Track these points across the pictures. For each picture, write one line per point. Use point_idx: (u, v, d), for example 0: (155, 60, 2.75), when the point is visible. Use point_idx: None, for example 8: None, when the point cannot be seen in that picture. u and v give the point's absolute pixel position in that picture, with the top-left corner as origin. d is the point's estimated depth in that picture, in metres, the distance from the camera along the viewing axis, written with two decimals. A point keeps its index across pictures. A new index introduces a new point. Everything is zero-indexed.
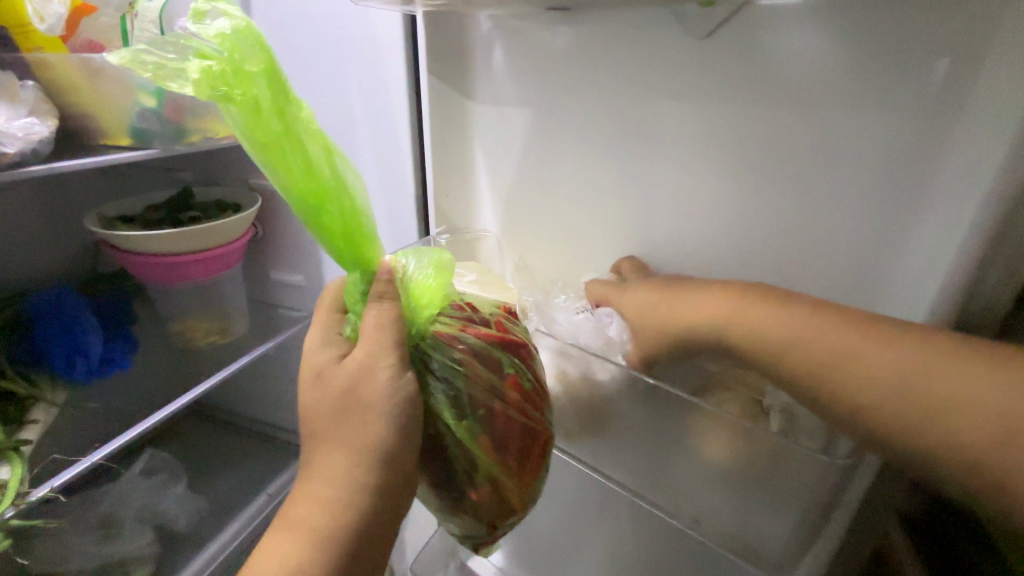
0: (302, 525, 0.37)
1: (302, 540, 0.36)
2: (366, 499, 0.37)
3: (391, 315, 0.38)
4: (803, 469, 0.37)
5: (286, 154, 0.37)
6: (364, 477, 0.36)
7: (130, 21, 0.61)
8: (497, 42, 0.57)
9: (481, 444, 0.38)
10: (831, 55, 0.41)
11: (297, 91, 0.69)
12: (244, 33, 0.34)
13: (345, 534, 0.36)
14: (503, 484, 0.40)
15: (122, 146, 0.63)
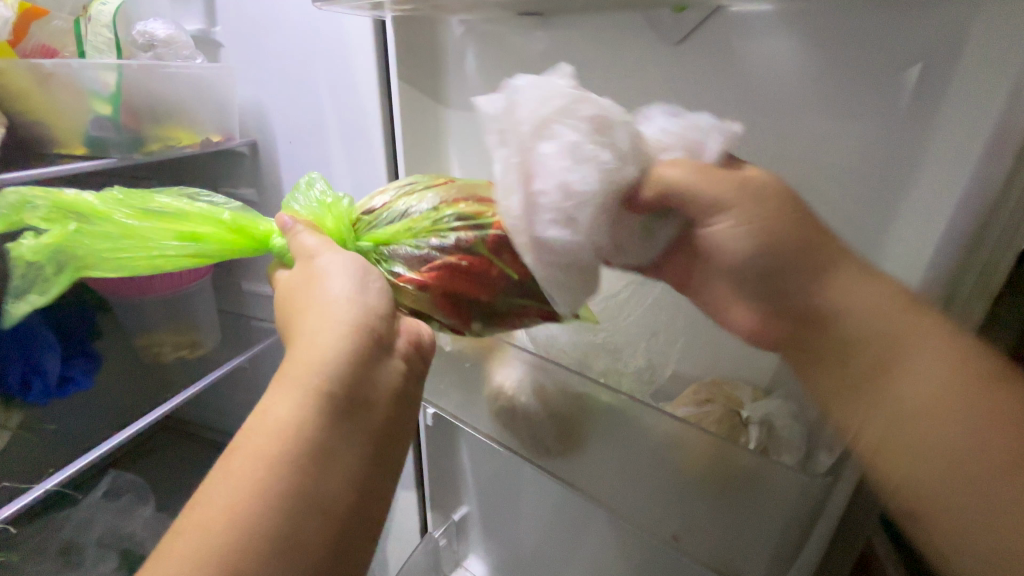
0: (288, 383, 0.33)
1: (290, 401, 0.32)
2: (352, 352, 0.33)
3: (309, 235, 0.39)
4: (784, 484, 0.37)
5: (127, 231, 0.39)
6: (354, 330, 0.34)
7: (83, 25, 0.58)
8: (470, 47, 0.55)
9: (468, 232, 0.40)
10: (804, 62, 0.40)
11: (265, 96, 0.66)
12: (20, 200, 0.38)
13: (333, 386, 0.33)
14: (503, 287, 0.41)
15: (76, 154, 0.61)
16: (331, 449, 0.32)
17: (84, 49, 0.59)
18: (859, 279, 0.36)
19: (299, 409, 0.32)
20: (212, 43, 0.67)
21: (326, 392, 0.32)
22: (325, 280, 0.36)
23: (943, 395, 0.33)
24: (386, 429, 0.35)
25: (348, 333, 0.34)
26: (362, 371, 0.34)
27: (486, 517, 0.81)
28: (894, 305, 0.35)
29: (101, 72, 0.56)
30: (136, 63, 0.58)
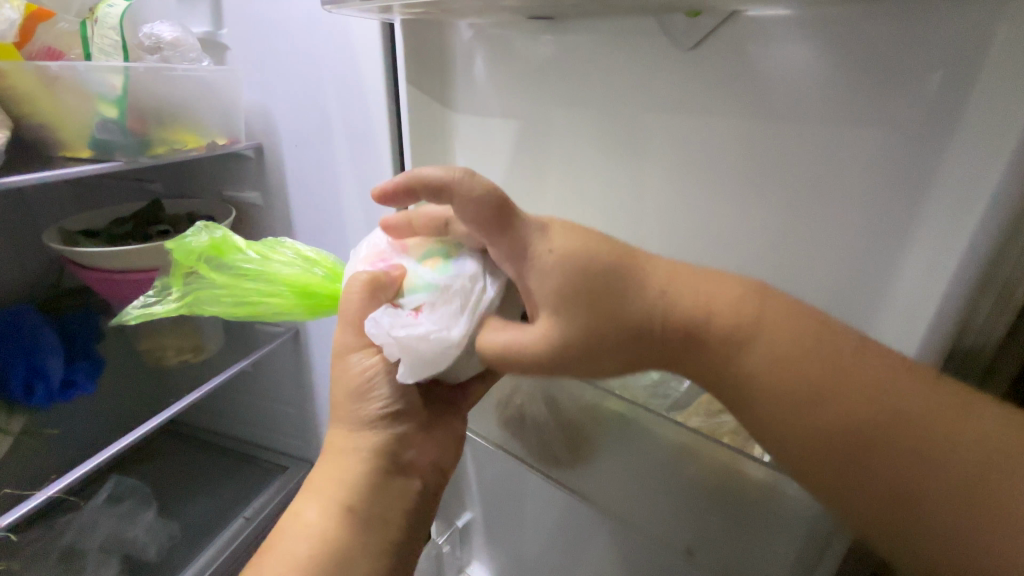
0: (318, 489, 0.42)
1: (321, 506, 0.41)
2: (367, 466, 0.42)
3: (356, 305, 0.41)
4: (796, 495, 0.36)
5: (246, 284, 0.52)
6: (370, 447, 0.42)
7: (90, 28, 0.58)
8: (478, 51, 0.55)
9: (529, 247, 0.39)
10: (822, 69, 0.39)
11: (270, 99, 0.66)
12: (188, 253, 0.53)
13: (352, 495, 0.41)
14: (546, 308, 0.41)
15: (83, 157, 0.60)
16: (360, 550, 0.40)
17: (90, 51, 0.58)
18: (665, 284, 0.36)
19: (330, 521, 0.40)
20: (217, 45, 0.66)
21: (347, 506, 0.41)
22: (358, 399, 0.42)
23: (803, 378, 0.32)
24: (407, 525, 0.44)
25: (369, 457, 0.42)
26: (378, 485, 0.42)
27: (490, 523, 0.80)
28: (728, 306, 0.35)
29: (107, 74, 0.55)
30: (144, 66, 0.56)
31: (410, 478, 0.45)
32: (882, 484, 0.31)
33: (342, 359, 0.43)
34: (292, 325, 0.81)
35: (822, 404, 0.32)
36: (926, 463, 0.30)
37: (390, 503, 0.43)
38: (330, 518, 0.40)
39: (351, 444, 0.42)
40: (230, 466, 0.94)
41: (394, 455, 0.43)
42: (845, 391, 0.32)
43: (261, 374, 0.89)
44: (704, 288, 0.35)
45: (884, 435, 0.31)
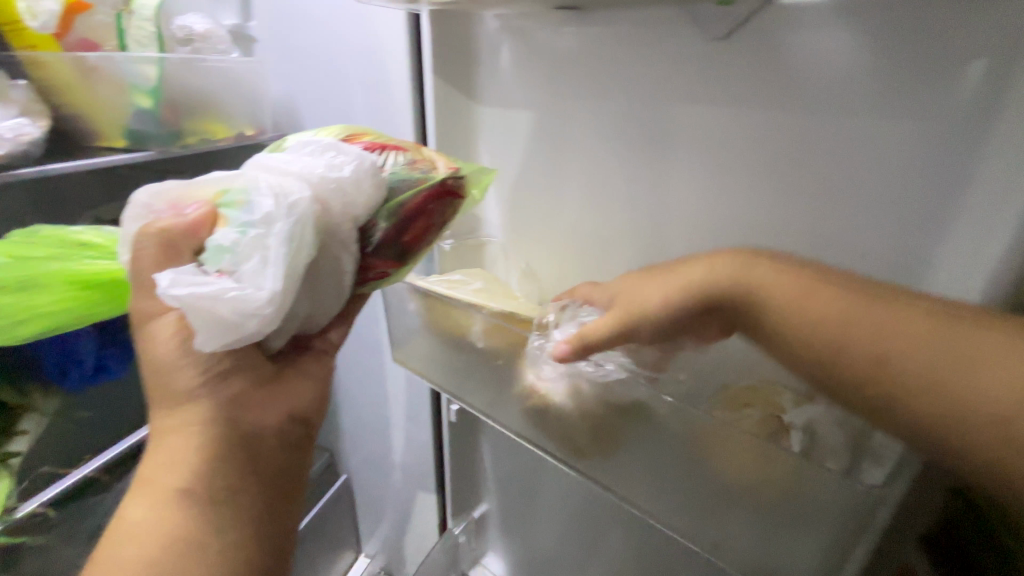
0: (155, 483, 0.38)
1: (177, 503, 0.38)
2: (190, 451, 0.39)
3: (144, 262, 0.37)
4: (831, 493, 0.34)
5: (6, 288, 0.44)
6: (200, 425, 0.40)
7: (126, 19, 0.59)
8: (504, 42, 0.55)
9: (421, 197, 0.42)
10: (857, 59, 0.38)
11: (297, 91, 0.67)
12: None
13: (190, 480, 0.38)
14: (386, 255, 0.43)
15: (116, 146, 0.61)
16: (207, 516, 0.38)
17: (125, 42, 0.59)
18: (703, 264, 0.43)
19: (169, 514, 0.38)
20: (246, 38, 0.67)
21: (183, 490, 0.38)
22: (173, 373, 0.40)
23: (824, 316, 0.36)
24: (245, 486, 0.41)
25: (201, 428, 0.40)
26: (186, 463, 0.39)
27: (506, 514, 0.81)
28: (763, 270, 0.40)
29: (142, 64, 0.57)
30: (177, 57, 0.58)
31: (262, 439, 0.43)
32: (924, 395, 0.32)
33: (144, 332, 0.40)
34: None
35: (846, 338, 0.36)
36: (922, 360, 0.33)
37: (221, 468, 0.40)
38: (173, 497, 0.38)
39: (174, 422, 0.40)
40: None
41: (237, 421, 0.41)
42: (869, 321, 0.35)
43: None
44: (735, 265, 0.41)
45: (912, 344, 0.33)
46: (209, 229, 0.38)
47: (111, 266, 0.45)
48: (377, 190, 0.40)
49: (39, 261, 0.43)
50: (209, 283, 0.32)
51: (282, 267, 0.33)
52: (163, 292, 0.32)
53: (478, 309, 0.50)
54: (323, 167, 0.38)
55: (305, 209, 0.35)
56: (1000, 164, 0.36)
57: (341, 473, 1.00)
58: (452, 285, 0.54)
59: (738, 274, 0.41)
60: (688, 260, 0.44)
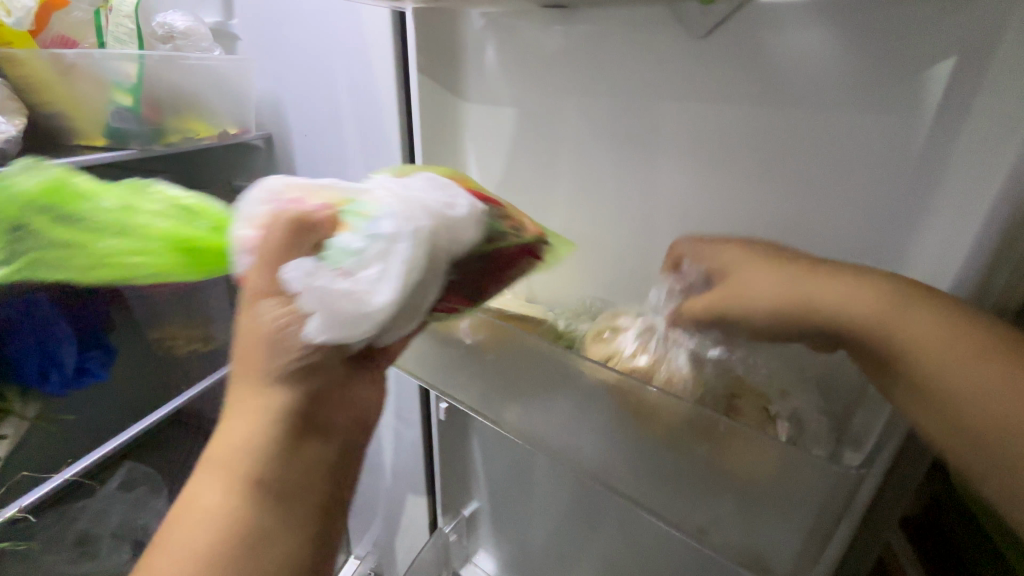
0: (225, 462, 0.36)
1: (245, 493, 0.35)
2: (266, 441, 0.36)
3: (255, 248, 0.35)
4: (813, 479, 0.36)
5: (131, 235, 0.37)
6: (277, 419, 0.37)
7: (104, 16, 0.58)
8: (490, 40, 0.56)
9: (517, 245, 0.44)
10: (832, 57, 0.40)
11: (282, 90, 0.67)
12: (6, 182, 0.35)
13: (263, 472, 0.36)
14: (460, 293, 0.43)
15: (97, 145, 0.60)
16: (240, 555, 0.34)
17: (105, 40, 0.58)
18: (817, 274, 0.37)
19: (239, 501, 0.35)
20: (229, 36, 0.67)
21: (258, 482, 0.36)
22: (268, 354, 0.36)
23: (955, 355, 0.31)
24: (287, 528, 0.37)
25: (279, 420, 0.36)
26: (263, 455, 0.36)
27: (496, 511, 0.81)
28: (891, 303, 0.34)
29: (123, 62, 0.56)
30: (158, 53, 0.57)
31: (327, 439, 0.41)
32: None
33: (243, 301, 0.36)
34: None
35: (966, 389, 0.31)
36: None
37: (264, 499, 0.36)
38: (210, 522, 0.35)
39: (253, 403, 0.37)
40: None
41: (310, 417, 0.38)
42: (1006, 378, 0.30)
43: None
44: (843, 278, 0.36)
45: None
46: (332, 231, 0.35)
47: (209, 234, 0.38)
48: (477, 231, 0.37)
49: (112, 217, 0.36)
50: (327, 283, 0.32)
51: (402, 282, 0.32)
52: (292, 279, 0.32)
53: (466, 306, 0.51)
54: (440, 204, 0.36)
55: (427, 231, 0.33)
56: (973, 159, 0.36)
57: None
58: None
59: (854, 289, 0.35)
60: (802, 266, 0.38)
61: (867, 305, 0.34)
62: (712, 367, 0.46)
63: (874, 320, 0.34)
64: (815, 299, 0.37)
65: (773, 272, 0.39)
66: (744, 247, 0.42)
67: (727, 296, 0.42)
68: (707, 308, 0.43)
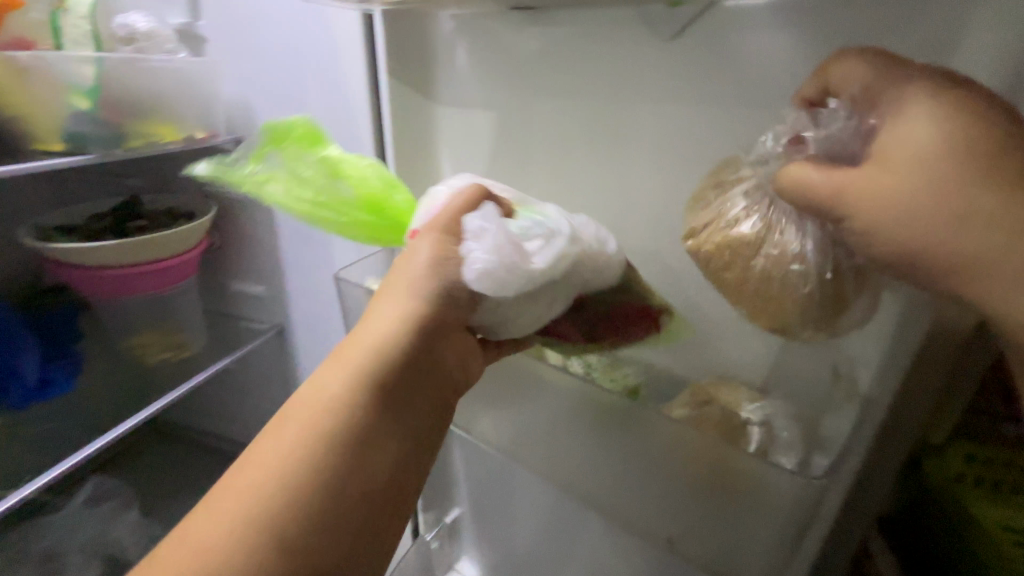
0: (326, 390, 0.33)
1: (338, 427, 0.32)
2: (378, 369, 0.33)
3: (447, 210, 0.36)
4: (780, 490, 0.35)
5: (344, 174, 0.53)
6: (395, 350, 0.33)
7: (62, 17, 0.56)
8: (461, 42, 0.55)
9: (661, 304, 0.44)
10: (799, 58, 0.39)
11: (251, 92, 0.65)
12: (278, 128, 0.54)
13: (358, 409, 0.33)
14: (574, 326, 0.42)
15: (55, 150, 0.59)
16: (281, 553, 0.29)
17: (62, 41, 0.57)
18: (946, 195, 0.27)
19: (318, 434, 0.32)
20: (196, 37, 0.65)
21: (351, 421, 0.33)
22: (413, 271, 0.34)
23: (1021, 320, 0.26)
24: (341, 530, 0.31)
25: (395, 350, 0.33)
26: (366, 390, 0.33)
27: (479, 519, 0.80)
28: (1000, 253, 0.26)
29: (78, 64, 0.55)
30: (117, 56, 0.56)
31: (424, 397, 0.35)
32: None
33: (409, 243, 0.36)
34: (276, 322, 0.82)
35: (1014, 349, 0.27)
36: None
37: (327, 491, 0.31)
38: (270, 495, 0.30)
39: (381, 317, 0.34)
40: (212, 466, 0.93)
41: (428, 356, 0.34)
42: None
43: (246, 372, 0.89)
44: (970, 211, 0.26)
45: None
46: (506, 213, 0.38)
47: (407, 204, 0.53)
48: (615, 267, 0.40)
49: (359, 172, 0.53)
50: (498, 234, 0.34)
51: (555, 262, 0.35)
52: (472, 220, 0.35)
53: None
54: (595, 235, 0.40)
55: (580, 242, 0.37)
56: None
57: None
58: None
59: (956, 229, 0.27)
60: (952, 179, 0.27)
61: (965, 246, 0.27)
62: (817, 256, 0.35)
63: (967, 263, 0.27)
64: (926, 224, 0.28)
65: (914, 175, 0.28)
66: (932, 115, 0.28)
67: (849, 183, 0.30)
68: (823, 180, 0.31)
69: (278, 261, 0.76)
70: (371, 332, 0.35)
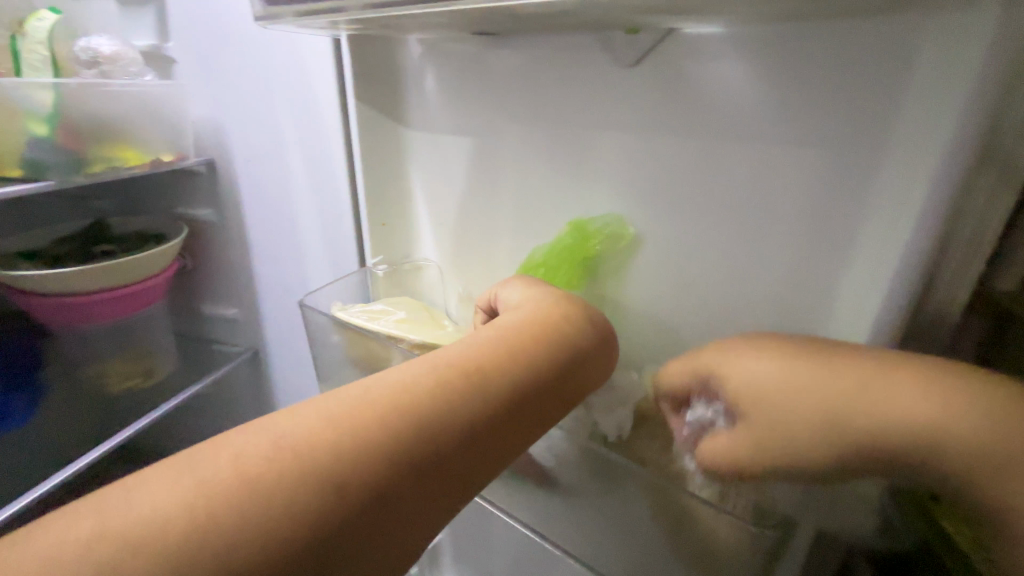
0: (450, 367, 0.32)
1: (423, 419, 0.29)
2: (498, 374, 0.33)
3: None
4: (736, 537, 0.34)
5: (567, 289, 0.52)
6: (521, 365, 0.34)
7: (20, 43, 0.56)
8: (428, 66, 0.55)
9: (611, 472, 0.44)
10: (756, 86, 0.39)
11: (219, 114, 0.64)
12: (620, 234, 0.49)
13: (457, 407, 0.30)
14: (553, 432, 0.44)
15: (12, 177, 0.57)
16: (375, 462, 0.27)
17: (21, 67, 0.56)
18: (790, 409, 0.31)
19: (408, 409, 0.29)
20: (163, 59, 0.64)
21: (438, 426, 0.29)
22: (547, 296, 0.41)
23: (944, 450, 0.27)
24: (424, 481, 0.28)
25: (511, 365, 0.34)
26: (472, 397, 0.31)
27: (460, 543, 0.78)
28: (872, 429, 0.29)
29: (36, 91, 0.54)
30: (76, 81, 0.55)
31: (493, 445, 0.31)
32: None
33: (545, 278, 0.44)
34: (251, 344, 0.81)
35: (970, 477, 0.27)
36: None
37: (434, 447, 0.29)
38: (386, 397, 0.30)
39: (517, 326, 0.36)
40: None
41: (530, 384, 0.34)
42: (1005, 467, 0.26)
43: (221, 395, 0.87)
44: (814, 398, 0.30)
45: None
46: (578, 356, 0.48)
47: None
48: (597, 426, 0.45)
49: None
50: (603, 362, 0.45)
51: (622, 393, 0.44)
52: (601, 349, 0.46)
53: (397, 342, 0.48)
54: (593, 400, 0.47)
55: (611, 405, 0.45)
56: (893, 179, 0.36)
57: None
58: (374, 317, 0.51)
59: (821, 428, 0.30)
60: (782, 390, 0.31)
61: (852, 439, 0.29)
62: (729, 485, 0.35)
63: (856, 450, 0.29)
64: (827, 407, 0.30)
65: (782, 403, 0.31)
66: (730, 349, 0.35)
67: (732, 448, 0.33)
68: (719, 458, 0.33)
69: (251, 283, 0.74)
70: (540, 300, 0.40)
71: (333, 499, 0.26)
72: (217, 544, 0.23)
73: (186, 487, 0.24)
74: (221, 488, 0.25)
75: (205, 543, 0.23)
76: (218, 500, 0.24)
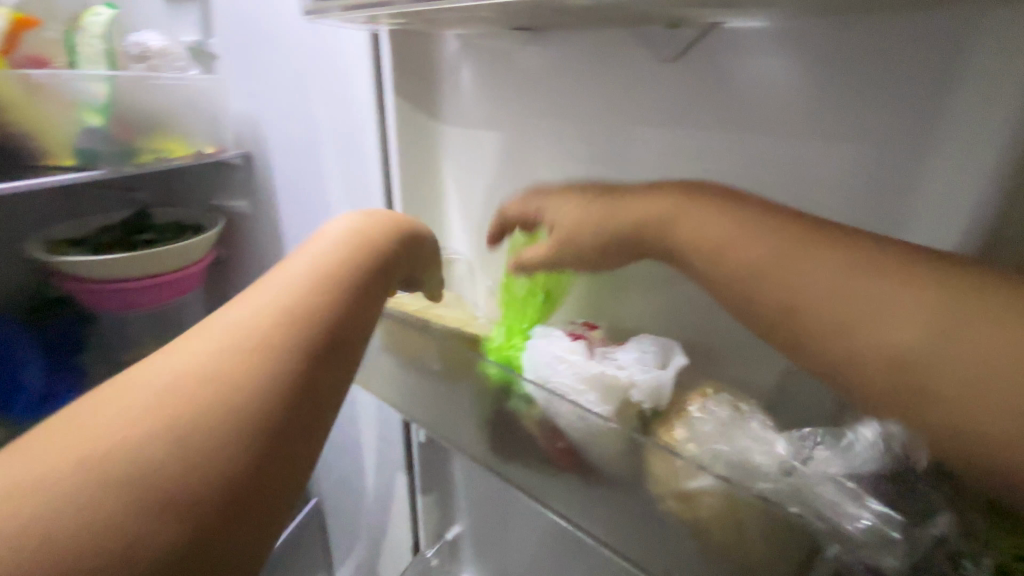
0: (253, 321, 0.34)
1: (242, 366, 0.32)
2: (301, 323, 0.35)
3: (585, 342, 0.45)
4: (792, 545, 0.32)
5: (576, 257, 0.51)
6: (295, 309, 0.35)
7: (76, 36, 0.58)
8: (466, 62, 0.56)
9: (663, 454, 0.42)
10: (801, 82, 0.40)
11: (259, 109, 0.66)
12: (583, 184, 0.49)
13: (276, 352, 0.33)
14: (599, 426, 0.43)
15: (66, 166, 0.59)
16: (211, 420, 0.29)
17: (77, 59, 0.58)
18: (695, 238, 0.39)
19: (224, 362, 0.32)
20: (206, 54, 0.66)
21: (264, 364, 0.32)
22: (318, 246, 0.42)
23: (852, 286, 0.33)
24: (264, 420, 0.30)
25: (318, 302, 0.36)
26: (290, 336, 0.34)
27: (481, 535, 0.79)
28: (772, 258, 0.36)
29: (91, 82, 0.56)
30: (129, 73, 0.58)
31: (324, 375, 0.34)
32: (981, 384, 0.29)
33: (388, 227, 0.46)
34: None
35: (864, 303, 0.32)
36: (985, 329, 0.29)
37: (265, 388, 0.31)
38: (219, 363, 0.31)
39: (275, 285, 0.38)
40: None
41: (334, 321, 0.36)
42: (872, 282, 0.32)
43: None
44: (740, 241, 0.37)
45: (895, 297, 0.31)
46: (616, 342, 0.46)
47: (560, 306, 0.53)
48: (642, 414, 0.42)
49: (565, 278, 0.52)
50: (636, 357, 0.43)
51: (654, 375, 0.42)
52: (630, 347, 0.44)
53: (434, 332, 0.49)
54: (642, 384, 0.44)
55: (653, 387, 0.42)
56: (942, 172, 0.37)
57: (312, 495, 0.96)
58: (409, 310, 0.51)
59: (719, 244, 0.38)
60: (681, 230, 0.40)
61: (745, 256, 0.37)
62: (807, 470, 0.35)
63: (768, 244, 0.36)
64: (822, 295, 0.34)
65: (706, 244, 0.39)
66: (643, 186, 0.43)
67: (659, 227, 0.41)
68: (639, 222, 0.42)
69: None
70: (332, 240, 0.42)
71: (186, 445, 0.28)
72: (78, 498, 0.25)
73: (34, 487, 0.25)
74: (56, 477, 0.26)
75: (47, 537, 0.24)
76: (71, 487, 0.25)
